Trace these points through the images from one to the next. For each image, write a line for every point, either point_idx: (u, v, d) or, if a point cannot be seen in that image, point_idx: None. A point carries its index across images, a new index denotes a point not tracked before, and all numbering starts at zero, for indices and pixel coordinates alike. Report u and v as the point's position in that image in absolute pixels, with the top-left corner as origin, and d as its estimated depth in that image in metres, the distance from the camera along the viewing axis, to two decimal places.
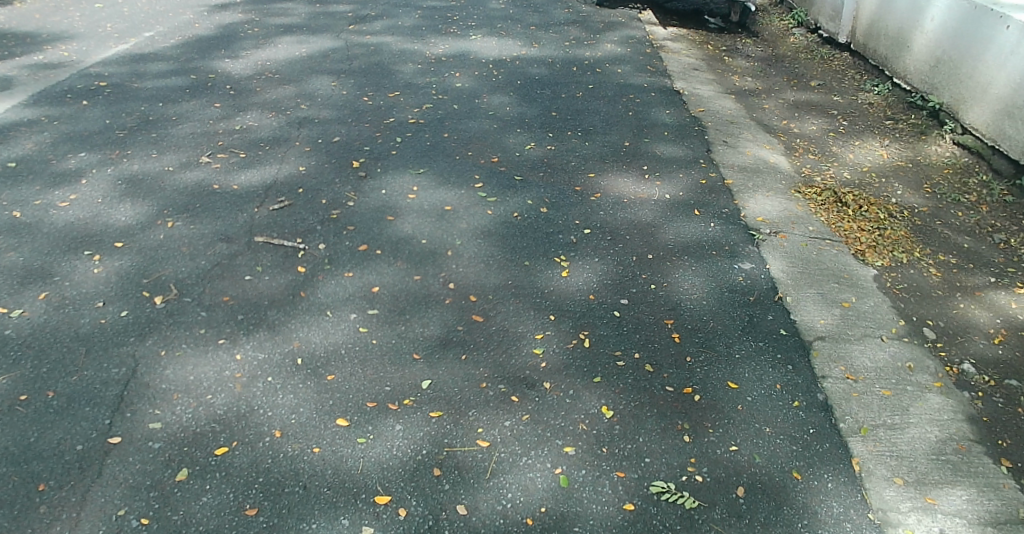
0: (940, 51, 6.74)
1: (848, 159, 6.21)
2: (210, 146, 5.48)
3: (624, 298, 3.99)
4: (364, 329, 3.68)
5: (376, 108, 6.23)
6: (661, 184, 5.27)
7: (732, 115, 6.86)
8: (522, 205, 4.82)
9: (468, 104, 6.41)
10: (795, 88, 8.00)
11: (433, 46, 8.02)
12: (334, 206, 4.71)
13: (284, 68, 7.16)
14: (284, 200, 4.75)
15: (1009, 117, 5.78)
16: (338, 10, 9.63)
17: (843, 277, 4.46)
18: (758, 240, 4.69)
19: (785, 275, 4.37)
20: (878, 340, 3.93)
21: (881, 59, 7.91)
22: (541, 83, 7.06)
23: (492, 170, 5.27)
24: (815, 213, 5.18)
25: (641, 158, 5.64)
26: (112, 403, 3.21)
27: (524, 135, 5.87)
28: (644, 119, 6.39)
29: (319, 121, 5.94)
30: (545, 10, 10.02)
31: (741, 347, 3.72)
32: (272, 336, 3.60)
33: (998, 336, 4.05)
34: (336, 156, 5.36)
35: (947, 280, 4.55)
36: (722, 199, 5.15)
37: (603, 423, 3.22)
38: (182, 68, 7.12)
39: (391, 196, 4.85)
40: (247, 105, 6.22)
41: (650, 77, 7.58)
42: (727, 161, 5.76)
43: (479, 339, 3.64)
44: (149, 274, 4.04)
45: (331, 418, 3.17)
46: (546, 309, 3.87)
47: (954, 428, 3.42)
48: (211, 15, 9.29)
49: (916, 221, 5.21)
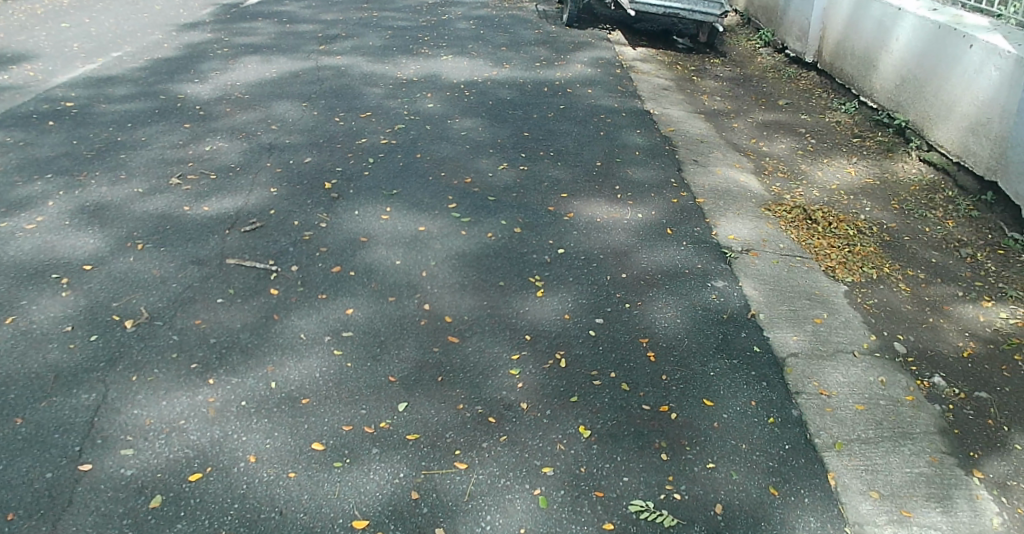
0: (906, 69, 6.91)
1: (817, 177, 6.33)
2: (180, 169, 5.45)
3: (599, 317, 4.01)
4: (339, 352, 3.65)
5: (348, 130, 6.24)
6: (633, 204, 5.33)
7: (701, 134, 6.98)
8: (496, 226, 4.84)
9: (439, 126, 6.45)
10: (764, 107, 8.16)
11: (403, 67, 8.07)
12: (306, 228, 4.69)
13: (254, 90, 7.15)
14: (256, 222, 4.73)
15: (974, 134, 5.92)
16: (306, 29, 9.65)
17: (814, 293, 4.54)
18: (730, 258, 4.76)
19: (758, 293, 4.43)
20: (850, 356, 3.98)
21: (847, 78, 8.09)
22: (512, 104, 7.13)
23: (465, 191, 5.29)
24: (786, 231, 5.27)
25: (613, 179, 5.70)
26: (82, 430, 3.14)
27: (496, 157, 5.90)
28: (616, 140, 6.47)
29: (290, 143, 5.93)
30: (515, 30, 10.12)
31: (716, 365, 3.76)
32: (245, 361, 3.56)
33: (967, 350, 4.13)
34: (308, 178, 5.35)
35: (916, 294, 4.64)
36: (694, 218, 5.22)
37: (581, 442, 3.22)
38: (151, 90, 7.08)
39: (364, 218, 4.84)
40: (217, 128, 6.20)
41: (620, 98, 7.67)
42: (699, 181, 5.85)
43: (454, 361, 3.63)
44: (119, 298, 3.98)
45: (307, 442, 3.13)
46: (521, 329, 3.88)
47: (927, 441, 3.46)
48: (179, 35, 9.26)
49: (885, 237, 5.32)
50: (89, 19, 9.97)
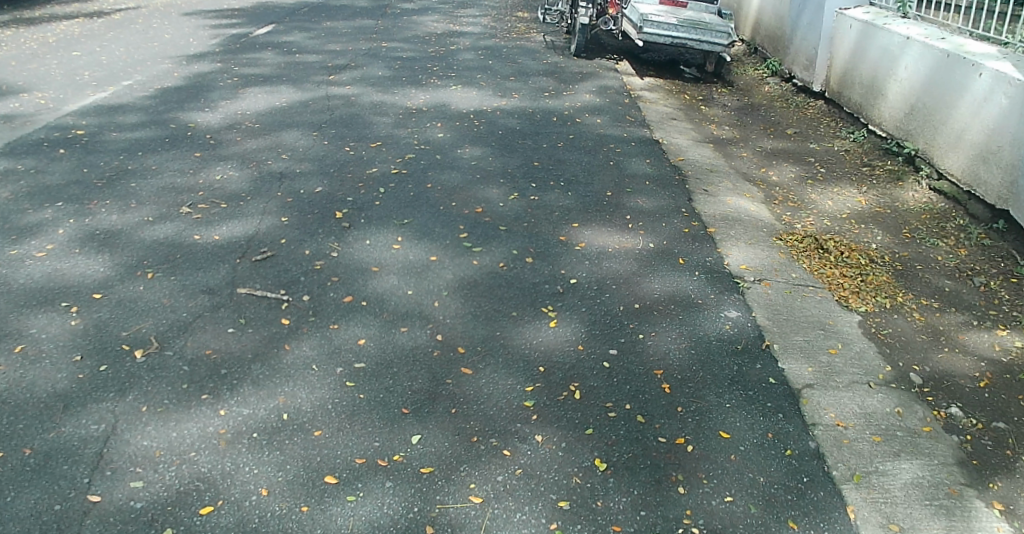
0: (915, 98, 7.17)
1: (826, 207, 6.46)
2: (190, 197, 5.47)
3: (613, 348, 3.95)
4: (351, 383, 3.56)
5: (358, 159, 6.26)
6: (644, 233, 5.29)
7: (711, 163, 7.00)
8: (507, 255, 4.81)
9: (449, 155, 6.47)
10: (772, 136, 8.26)
11: (412, 98, 8.11)
12: (317, 257, 4.67)
13: (263, 118, 7.20)
14: (267, 251, 4.73)
15: (984, 162, 6.09)
16: (312, 59, 9.77)
17: (827, 323, 4.58)
18: (742, 288, 4.74)
19: (771, 323, 4.43)
20: (866, 387, 3.99)
21: (855, 107, 8.37)
22: (521, 133, 7.16)
23: (476, 221, 5.29)
24: (797, 260, 5.30)
25: (623, 208, 5.68)
26: (91, 461, 3.11)
27: (506, 187, 5.90)
28: (625, 170, 6.46)
29: (300, 172, 5.94)
30: (522, 61, 10.21)
31: (731, 397, 3.69)
32: (257, 391, 3.52)
33: (983, 380, 4.17)
34: (319, 207, 5.36)
35: (929, 324, 4.72)
36: (705, 248, 5.19)
37: (596, 476, 3.14)
38: (161, 118, 7.14)
39: (375, 247, 4.81)
40: (227, 156, 6.24)
41: (628, 127, 7.69)
42: (708, 210, 5.84)
43: (467, 392, 3.55)
44: (129, 328, 3.97)
45: (319, 475, 3.07)
46: (534, 360, 3.79)
47: (946, 473, 3.43)
48: (189, 64, 9.38)
49: (897, 266, 5.46)
50: (100, 49, 10.15)
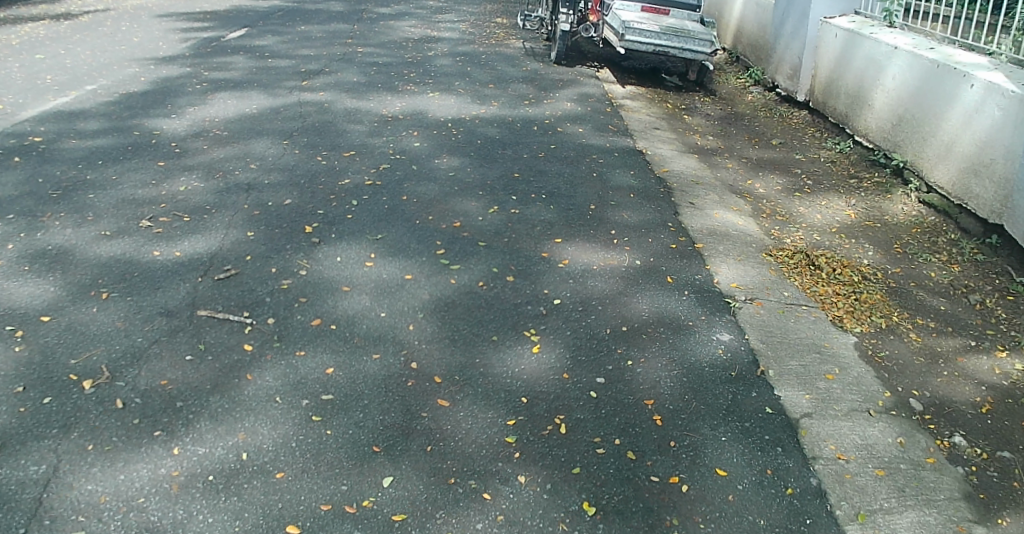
0: (902, 109, 7.04)
1: (815, 220, 6.28)
2: (151, 209, 5.14)
3: (600, 376, 3.70)
4: (317, 418, 3.28)
5: (330, 169, 5.97)
6: (630, 249, 5.06)
7: (696, 174, 6.80)
8: (486, 273, 4.54)
9: (425, 166, 6.20)
10: (757, 146, 8.09)
11: (388, 104, 7.84)
12: (284, 275, 4.36)
13: (232, 125, 6.89)
14: (230, 269, 4.41)
15: (975, 175, 5.94)
16: (284, 64, 9.46)
17: (823, 346, 4.37)
18: (734, 308, 4.54)
19: (765, 347, 4.22)
20: (866, 415, 3.79)
21: (840, 117, 8.24)
22: (501, 143, 6.91)
23: (454, 236, 5.02)
24: (789, 278, 5.12)
25: (608, 222, 5.44)
26: (28, 509, 2.81)
27: (485, 199, 5.65)
28: (608, 182, 6.23)
29: (268, 183, 5.63)
30: (501, 67, 9.97)
31: (726, 430, 3.46)
32: (215, 427, 3.22)
33: (984, 405, 3.99)
34: (287, 221, 5.06)
35: (926, 346, 4.54)
36: (694, 265, 4.98)
37: (584, 521, 2.89)
38: (124, 124, 6.80)
39: (346, 264, 4.51)
40: (192, 165, 5.92)
41: (611, 137, 7.48)
42: (696, 224, 5.64)
43: (444, 427, 3.27)
44: (78, 355, 3.66)
45: (280, 525, 2.77)
46: (517, 390, 3.53)
47: (953, 509, 3.22)
48: (156, 68, 9.04)
49: (891, 283, 5.29)
50: (65, 52, 9.76)
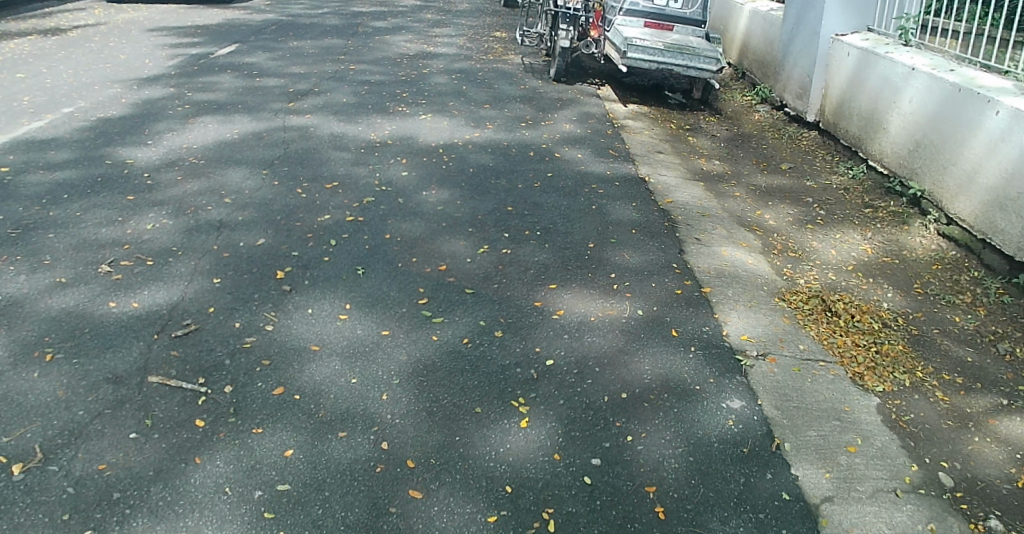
0: (920, 134, 6.63)
1: (829, 257, 5.88)
2: (112, 252, 4.75)
3: (596, 456, 3.30)
4: (271, 515, 2.88)
5: (310, 203, 5.58)
6: (630, 296, 4.66)
7: (702, 205, 6.40)
8: (473, 328, 4.14)
9: (413, 199, 5.81)
10: (766, 171, 7.69)
11: (377, 128, 7.46)
12: (248, 331, 3.96)
13: (211, 153, 6.51)
14: (191, 324, 4.01)
15: (1001, 209, 5.53)
16: (272, 83, 9.10)
17: (842, 410, 3.96)
18: (745, 367, 4.15)
19: (779, 414, 3.82)
20: (892, 496, 3.37)
21: (852, 140, 7.83)
22: (494, 171, 6.51)
23: (439, 281, 4.62)
24: (804, 327, 4.72)
25: (607, 264, 5.04)
26: None
27: (474, 237, 5.25)
28: (608, 215, 5.83)
29: (242, 220, 5.24)
30: (498, 86, 9.59)
31: (737, 523, 3.05)
32: (153, 527, 2.81)
33: (1021, 480, 3.58)
34: (259, 264, 4.66)
35: (954, 406, 4.13)
36: (700, 314, 4.59)
37: None
38: (96, 153, 6.43)
39: (318, 318, 4.12)
40: (163, 199, 5.54)
41: (612, 163, 7.08)
42: (702, 265, 5.24)
43: (415, 526, 2.87)
44: (9, 431, 3.24)
45: None
46: (501, 477, 3.13)
47: None
48: (139, 88, 8.68)
49: (912, 331, 4.88)
50: (46, 70, 9.41)
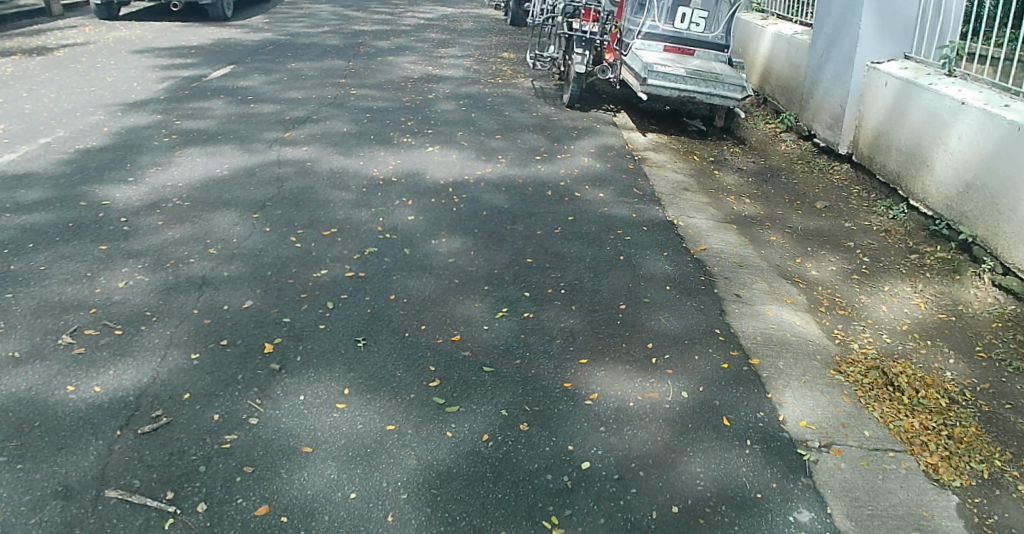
0: (971, 174, 6.05)
1: (881, 314, 5.28)
2: (77, 317, 4.15)
3: None
4: None
5: (305, 255, 4.99)
6: (672, 373, 4.07)
7: (738, 253, 5.81)
8: (494, 418, 3.54)
9: (421, 249, 5.22)
10: (800, 211, 7.11)
11: (380, 163, 6.88)
12: (229, 426, 3.36)
13: (197, 193, 5.93)
14: (161, 417, 3.40)
15: None
16: (267, 110, 8.53)
17: (925, 517, 3.35)
18: (808, 464, 3.54)
19: (854, 527, 3.21)
20: None
21: (892, 176, 7.26)
22: (509, 214, 5.93)
23: (452, 355, 4.02)
24: (868, 406, 4.11)
25: (641, 331, 4.45)
26: None
27: (490, 297, 4.66)
28: (638, 268, 5.25)
29: (228, 277, 4.65)
30: (509, 113, 9.02)
31: None
32: None
33: None
34: (245, 334, 4.06)
35: None
36: (752, 394, 3.99)
37: None
38: (70, 192, 5.84)
39: (313, 407, 3.52)
40: (140, 249, 4.95)
41: (636, 204, 6.50)
42: (747, 330, 4.64)
43: None
44: None
45: None
46: None
47: None
48: (124, 115, 8.11)
49: (986, 406, 4.27)
50: (27, 94, 8.85)
